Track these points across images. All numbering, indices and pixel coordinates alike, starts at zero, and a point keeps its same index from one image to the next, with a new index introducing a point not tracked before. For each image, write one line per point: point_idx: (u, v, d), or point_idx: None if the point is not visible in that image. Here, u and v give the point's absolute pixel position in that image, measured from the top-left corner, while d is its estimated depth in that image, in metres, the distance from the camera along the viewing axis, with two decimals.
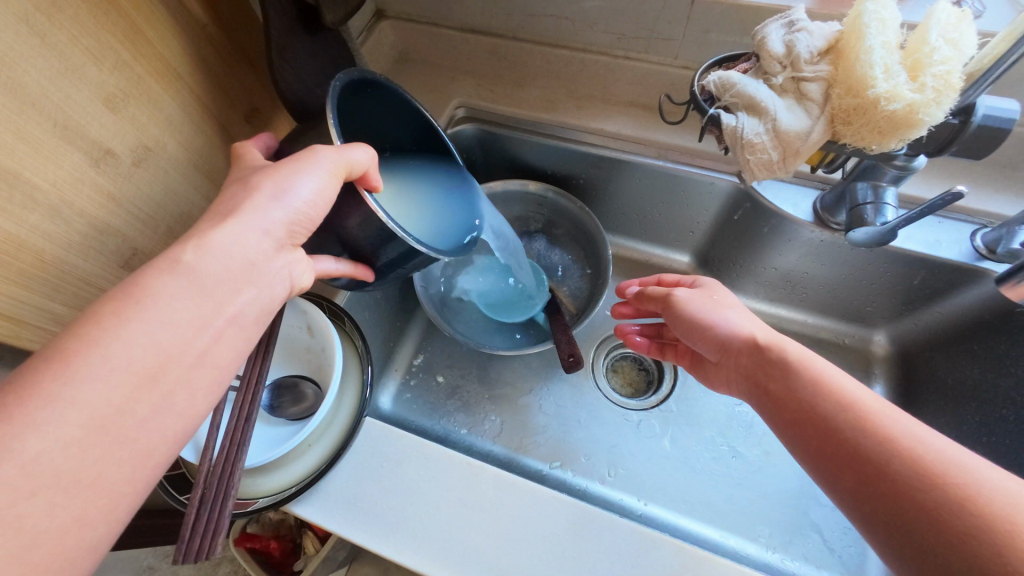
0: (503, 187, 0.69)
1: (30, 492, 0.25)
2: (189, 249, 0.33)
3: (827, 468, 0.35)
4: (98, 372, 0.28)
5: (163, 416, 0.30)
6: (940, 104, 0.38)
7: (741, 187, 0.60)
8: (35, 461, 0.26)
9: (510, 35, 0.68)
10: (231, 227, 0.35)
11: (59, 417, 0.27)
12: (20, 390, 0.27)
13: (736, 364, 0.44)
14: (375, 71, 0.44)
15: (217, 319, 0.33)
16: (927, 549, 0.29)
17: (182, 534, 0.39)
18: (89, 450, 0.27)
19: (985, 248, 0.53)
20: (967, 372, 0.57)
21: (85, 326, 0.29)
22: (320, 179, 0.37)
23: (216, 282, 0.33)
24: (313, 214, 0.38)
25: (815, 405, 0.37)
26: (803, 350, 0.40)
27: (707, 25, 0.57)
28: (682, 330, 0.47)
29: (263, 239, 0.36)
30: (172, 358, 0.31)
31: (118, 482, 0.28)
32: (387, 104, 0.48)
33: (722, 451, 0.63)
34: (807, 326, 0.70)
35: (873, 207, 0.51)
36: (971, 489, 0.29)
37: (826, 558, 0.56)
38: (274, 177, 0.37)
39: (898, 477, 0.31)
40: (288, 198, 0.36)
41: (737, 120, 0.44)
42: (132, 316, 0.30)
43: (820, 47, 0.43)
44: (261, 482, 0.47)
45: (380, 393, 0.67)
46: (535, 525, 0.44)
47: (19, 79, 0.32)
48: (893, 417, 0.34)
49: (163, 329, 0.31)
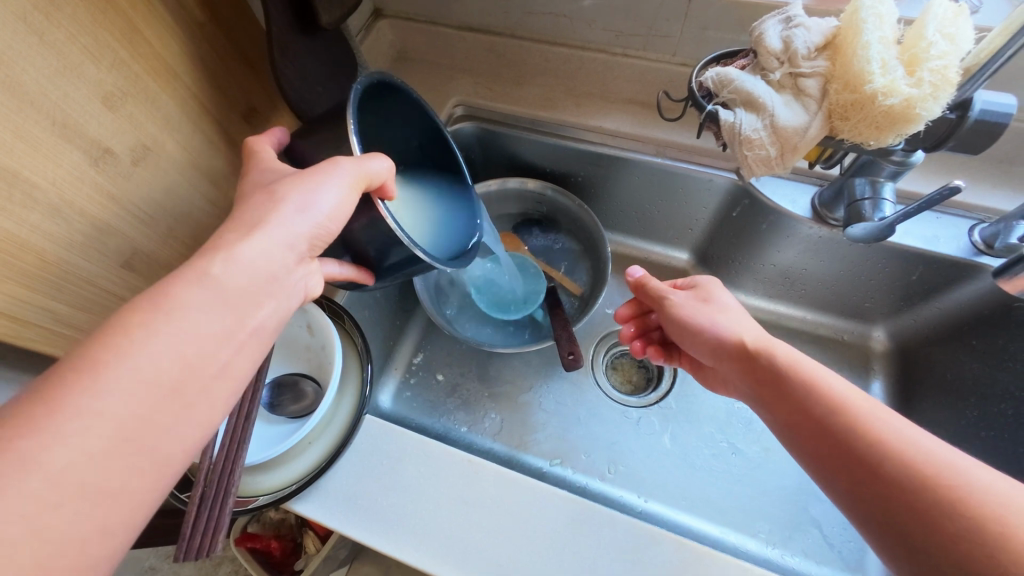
0: (503, 185, 0.69)
1: (55, 503, 0.25)
2: (216, 261, 0.33)
3: (821, 470, 0.35)
4: (126, 384, 0.28)
5: (184, 427, 0.30)
6: (938, 98, 0.39)
7: (740, 183, 0.60)
8: (62, 474, 0.25)
9: (508, 33, 0.68)
10: (256, 240, 0.34)
11: (85, 428, 0.26)
12: (45, 401, 0.26)
13: (728, 367, 0.44)
14: (392, 75, 0.45)
15: (239, 332, 0.33)
16: (919, 551, 0.29)
17: (182, 533, 0.39)
18: (116, 463, 0.27)
19: (983, 243, 0.53)
20: (966, 367, 0.57)
21: (111, 335, 0.28)
22: (344, 193, 0.37)
23: (239, 295, 0.33)
24: (333, 228, 0.38)
25: (807, 407, 0.37)
26: (793, 352, 0.40)
27: (705, 22, 0.57)
28: (677, 333, 0.49)
29: (286, 252, 0.36)
30: (197, 369, 0.30)
31: (141, 491, 0.28)
32: (395, 106, 0.48)
33: (722, 448, 0.63)
34: (806, 323, 0.70)
35: (871, 202, 0.51)
36: (962, 491, 0.30)
37: (826, 554, 0.57)
38: (298, 188, 0.36)
39: (891, 480, 0.32)
40: (311, 211, 0.36)
41: (735, 116, 0.44)
42: (159, 324, 0.29)
43: (818, 43, 0.44)
44: (262, 479, 0.47)
45: (380, 392, 0.67)
46: (535, 521, 0.44)
47: (17, 77, 0.32)
48: (883, 417, 0.34)
49: (188, 340, 0.30)
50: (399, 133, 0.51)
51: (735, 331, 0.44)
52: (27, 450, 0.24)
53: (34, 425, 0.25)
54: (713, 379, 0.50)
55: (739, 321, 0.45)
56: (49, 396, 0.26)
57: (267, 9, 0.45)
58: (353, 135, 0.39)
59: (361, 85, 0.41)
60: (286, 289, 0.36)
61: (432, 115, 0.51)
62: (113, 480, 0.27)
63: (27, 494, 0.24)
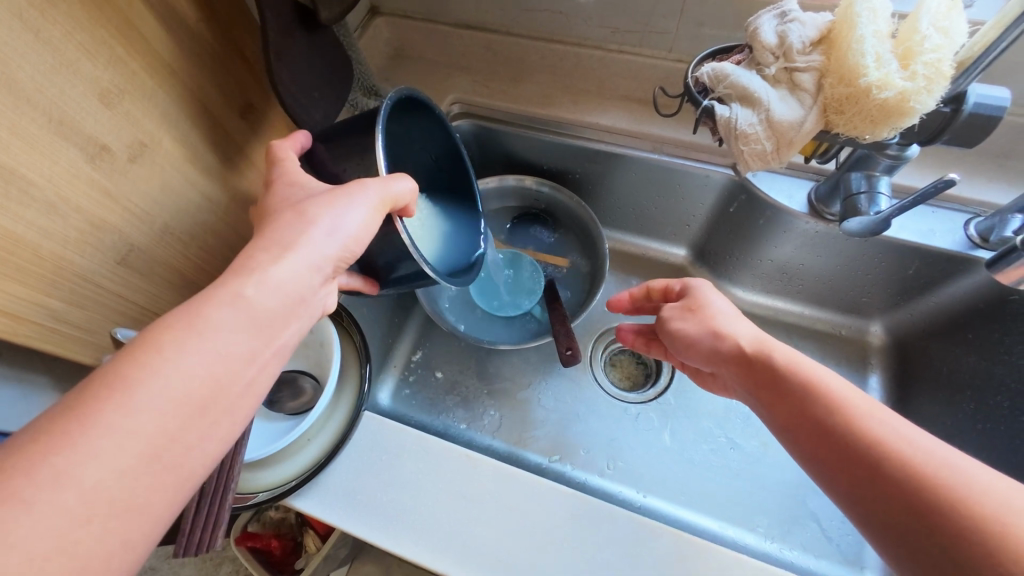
0: (501, 182, 0.69)
1: (86, 519, 0.24)
2: (249, 281, 0.32)
3: (821, 473, 0.35)
4: (158, 403, 0.27)
5: (207, 443, 0.29)
6: (932, 92, 0.39)
7: (737, 179, 0.60)
8: (92, 490, 0.25)
9: (505, 30, 0.68)
10: (287, 261, 0.34)
11: (116, 445, 0.26)
12: (79, 418, 0.26)
13: (727, 373, 0.44)
14: (421, 90, 0.44)
15: (266, 351, 0.32)
16: (921, 552, 0.29)
17: (182, 528, 0.39)
18: (142, 480, 0.26)
19: (979, 237, 0.54)
20: (964, 361, 0.57)
21: (146, 354, 0.28)
22: (374, 214, 0.37)
23: (270, 315, 0.33)
24: (357, 249, 0.38)
25: (806, 408, 0.37)
26: (792, 352, 0.40)
27: (701, 18, 0.57)
28: (674, 346, 0.49)
29: (313, 273, 0.35)
30: (224, 388, 0.30)
31: (164, 504, 0.27)
32: (418, 123, 0.48)
33: (721, 443, 0.63)
34: (803, 318, 0.70)
35: (866, 196, 0.51)
36: (963, 491, 0.30)
37: (825, 547, 0.57)
38: (329, 209, 0.36)
39: (892, 480, 0.32)
40: (339, 232, 0.36)
41: (730, 111, 0.44)
42: (191, 340, 0.29)
43: (813, 38, 0.44)
44: (263, 475, 0.47)
45: (379, 389, 0.67)
46: (535, 516, 0.44)
47: (13, 74, 0.32)
48: (881, 417, 0.34)
49: (217, 359, 0.30)
50: (418, 146, 0.50)
51: (732, 337, 0.44)
52: (32, 448, 0.24)
53: (61, 440, 0.25)
54: (709, 384, 0.50)
55: (733, 325, 0.45)
56: (82, 414, 0.26)
57: (263, 13, 0.45)
58: (378, 149, 0.39)
59: (394, 99, 0.41)
60: (312, 308, 0.36)
61: (454, 136, 0.51)
62: (140, 497, 0.26)
63: (60, 509, 0.24)
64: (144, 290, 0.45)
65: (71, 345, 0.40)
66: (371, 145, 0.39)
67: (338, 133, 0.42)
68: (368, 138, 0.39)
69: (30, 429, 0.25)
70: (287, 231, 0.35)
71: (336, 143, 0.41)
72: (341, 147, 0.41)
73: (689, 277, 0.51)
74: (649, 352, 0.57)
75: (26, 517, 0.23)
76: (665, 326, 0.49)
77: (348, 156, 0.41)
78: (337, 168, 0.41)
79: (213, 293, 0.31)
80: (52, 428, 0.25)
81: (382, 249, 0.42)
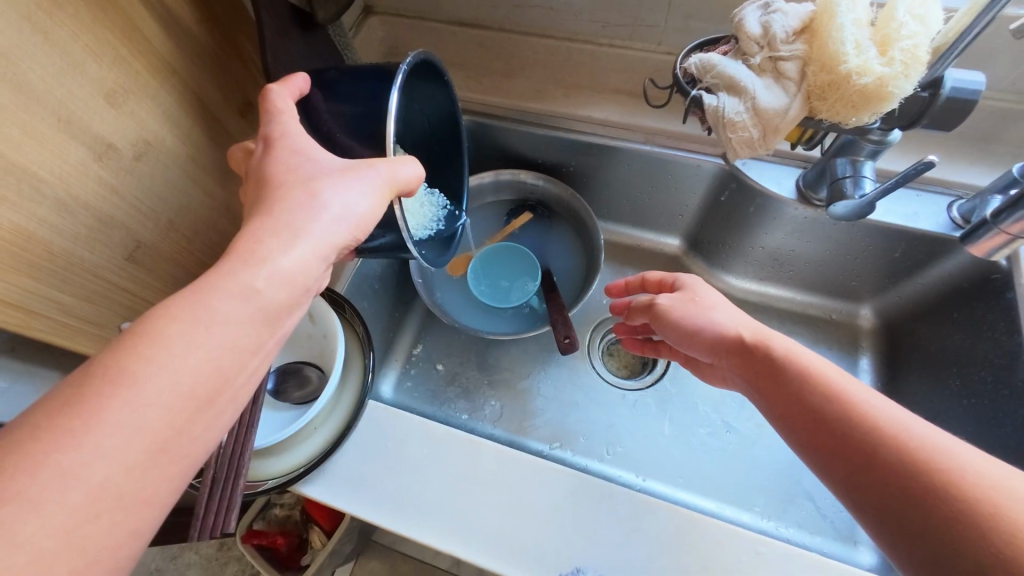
0: (496, 177, 0.72)
1: (92, 516, 0.26)
2: (255, 269, 0.33)
3: (818, 459, 0.36)
4: (164, 397, 0.28)
5: (211, 434, 0.31)
6: (909, 76, 0.41)
7: (726, 168, 0.62)
8: (101, 483, 0.26)
9: (497, 27, 0.70)
10: (295, 248, 0.35)
11: (123, 441, 0.27)
12: (84, 412, 0.27)
13: (728, 363, 0.45)
14: (436, 56, 0.45)
15: (267, 339, 0.34)
16: (916, 533, 0.31)
17: (197, 511, 0.40)
18: (148, 473, 0.28)
19: (962, 219, 0.56)
20: (949, 339, 0.59)
21: (150, 348, 0.29)
22: (379, 199, 0.38)
23: (275, 305, 0.34)
24: (360, 235, 0.39)
25: (806, 396, 0.38)
26: (790, 343, 0.42)
27: (689, 12, 0.59)
28: (675, 336, 0.49)
29: (318, 260, 0.36)
30: (223, 379, 0.31)
31: (166, 495, 0.29)
32: (422, 87, 0.49)
33: (717, 426, 0.65)
34: (795, 304, 0.72)
35: (852, 180, 0.53)
36: (955, 475, 0.31)
37: (818, 523, 0.59)
38: (337, 193, 0.37)
39: (889, 465, 0.33)
40: (346, 213, 0.37)
41: (718, 100, 0.45)
42: (198, 334, 0.30)
43: (795, 27, 0.45)
44: (270, 464, 0.48)
45: (381, 382, 0.69)
46: (538, 496, 0.45)
47: (22, 74, 0.33)
48: (880, 406, 0.36)
49: (220, 350, 0.31)
50: (418, 115, 0.51)
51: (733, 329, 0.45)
52: (36, 443, 0.25)
53: (69, 435, 0.26)
54: (707, 372, 0.51)
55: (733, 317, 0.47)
56: (86, 408, 0.27)
57: (259, 11, 0.46)
58: (389, 129, 0.40)
59: (410, 63, 0.41)
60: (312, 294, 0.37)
61: (456, 105, 0.52)
62: (148, 490, 0.28)
63: (69, 507, 0.25)
64: (150, 286, 0.46)
65: (78, 339, 0.41)
66: (379, 114, 0.40)
67: (342, 92, 0.42)
68: (377, 109, 0.40)
69: (27, 424, 0.26)
70: (289, 213, 0.36)
71: (339, 100, 0.42)
72: (343, 109, 0.42)
73: (679, 275, 0.54)
74: (658, 354, 0.60)
75: (36, 516, 0.24)
76: (665, 316, 0.49)
77: (349, 119, 0.41)
78: (335, 128, 0.42)
79: (215, 281, 0.32)
80: (61, 419, 0.26)
81: (386, 232, 0.44)
